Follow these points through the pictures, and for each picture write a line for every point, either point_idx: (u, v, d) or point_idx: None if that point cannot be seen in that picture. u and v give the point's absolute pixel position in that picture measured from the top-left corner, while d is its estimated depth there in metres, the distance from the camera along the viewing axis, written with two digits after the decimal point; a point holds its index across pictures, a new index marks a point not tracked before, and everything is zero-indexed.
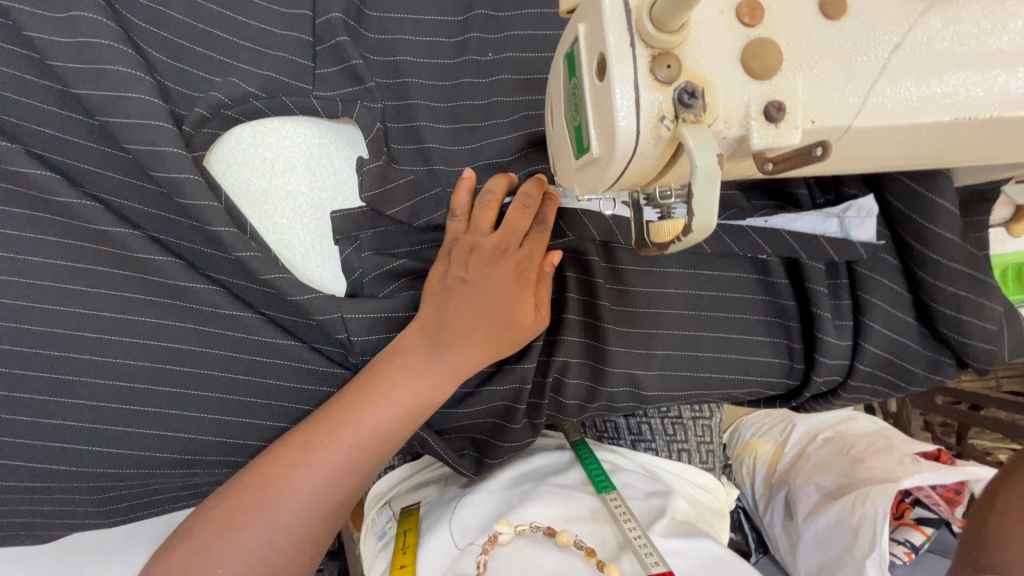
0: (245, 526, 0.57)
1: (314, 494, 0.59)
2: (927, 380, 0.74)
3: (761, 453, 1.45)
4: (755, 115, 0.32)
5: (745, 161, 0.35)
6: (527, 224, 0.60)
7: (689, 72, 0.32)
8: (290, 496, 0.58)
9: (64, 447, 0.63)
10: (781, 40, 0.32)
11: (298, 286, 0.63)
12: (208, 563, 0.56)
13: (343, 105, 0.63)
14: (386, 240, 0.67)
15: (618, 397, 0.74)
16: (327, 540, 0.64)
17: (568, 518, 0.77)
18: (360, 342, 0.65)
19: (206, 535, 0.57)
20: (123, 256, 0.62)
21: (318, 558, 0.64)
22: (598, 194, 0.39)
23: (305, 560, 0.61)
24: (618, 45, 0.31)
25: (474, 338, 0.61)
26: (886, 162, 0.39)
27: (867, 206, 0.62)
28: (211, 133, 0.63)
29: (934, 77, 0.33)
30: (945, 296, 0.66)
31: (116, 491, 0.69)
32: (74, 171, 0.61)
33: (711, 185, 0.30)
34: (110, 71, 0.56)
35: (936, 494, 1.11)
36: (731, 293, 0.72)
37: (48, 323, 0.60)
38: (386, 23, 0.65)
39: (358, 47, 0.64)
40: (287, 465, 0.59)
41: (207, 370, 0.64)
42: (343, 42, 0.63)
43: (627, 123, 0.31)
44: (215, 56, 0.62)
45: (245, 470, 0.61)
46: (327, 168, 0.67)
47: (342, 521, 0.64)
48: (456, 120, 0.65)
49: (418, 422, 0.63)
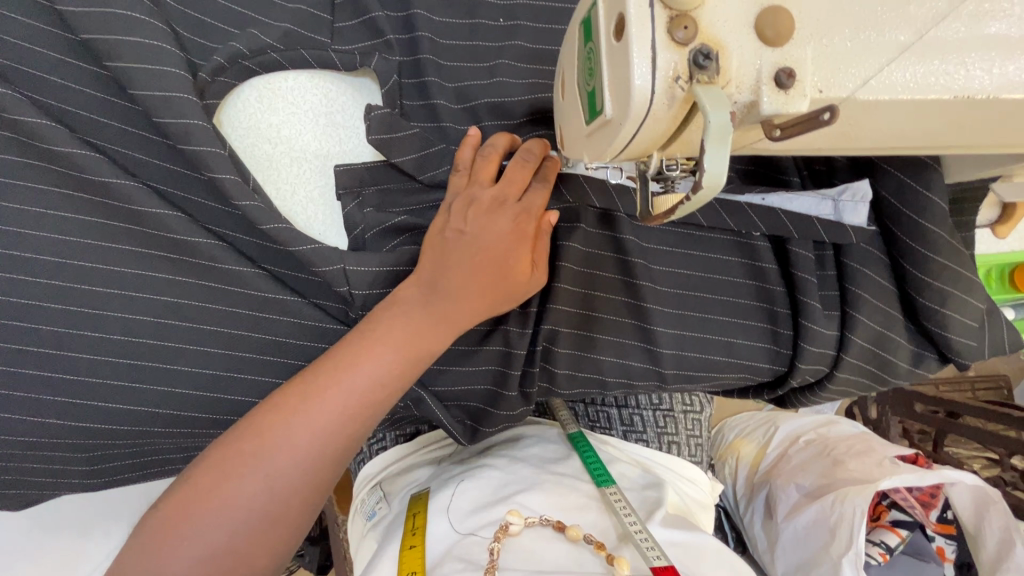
0: (242, 472, 0.57)
1: (313, 441, 0.58)
2: (909, 373, 0.76)
3: (743, 453, 1.50)
4: (766, 81, 0.33)
5: (752, 130, 0.36)
6: (526, 177, 0.61)
7: (705, 35, 0.32)
8: (287, 443, 0.58)
9: (54, 401, 0.62)
10: (794, 10, 0.33)
11: (300, 237, 0.62)
12: (207, 509, 0.56)
13: (361, 58, 0.65)
14: (388, 198, 0.68)
15: (606, 369, 0.75)
16: (325, 494, 0.63)
17: (572, 510, 0.79)
18: (361, 296, 0.65)
19: (206, 482, 0.57)
20: (123, 209, 0.61)
21: (318, 512, 0.64)
22: (607, 159, 0.40)
23: (303, 512, 0.60)
24: (638, 5, 0.32)
25: (473, 289, 0.60)
26: (886, 140, 0.40)
27: (862, 190, 0.66)
28: (227, 82, 0.63)
29: (935, 56, 0.34)
30: (928, 289, 0.68)
31: (110, 451, 0.69)
32: (82, 122, 0.60)
33: (724, 142, 0.31)
34: (118, 16, 0.56)
35: (913, 497, 1.15)
36: (720, 275, 0.73)
37: (47, 275, 0.60)
38: None
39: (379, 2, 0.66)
40: (285, 412, 0.58)
41: (209, 324, 0.64)
42: None
43: (643, 82, 0.32)
44: (233, 7, 0.63)
45: (243, 419, 0.61)
46: (335, 134, 0.68)
47: (337, 475, 0.63)
48: (462, 80, 0.66)
49: (416, 372, 0.62)
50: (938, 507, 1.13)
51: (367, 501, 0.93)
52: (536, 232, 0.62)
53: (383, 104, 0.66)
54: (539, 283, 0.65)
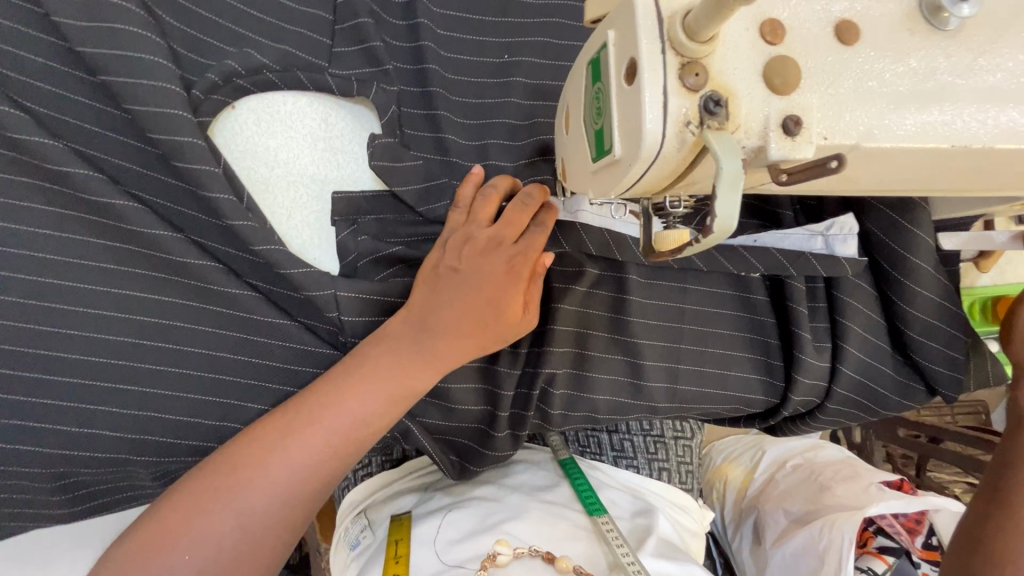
0: (214, 508, 0.54)
1: (290, 479, 0.56)
2: (899, 405, 0.77)
3: (731, 477, 1.49)
4: (774, 128, 0.33)
5: (759, 173, 0.37)
6: (524, 221, 0.60)
7: (716, 81, 0.33)
8: (264, 480, 0.55)
9: (24, 426, 0.59)
10: (800, 60, 0.34)
11: (291, 259, 0.60)
12: (176, 547, 0.53)
13: (359, 85, 0.65)
14: (386, 228, 0.67)
15: (600, 406, 0.74)
16: (301, 531, 0.61)
17: (563, 540, 0.77)
18: (351, 322, 0.64)
19: (175, 517, 0.54)
20: (112, 226, 0.60)
21: (290, 550, 0.61)
22: (612, 197, 0.40)
23: (275, 552, 0.58)
24: (650, 51, 0.32)
25: (463, 329, 0.59)
26: (883, 184, 0.41)
27: (849, 223, 0.67)
28: (220, 100, 0.62)
29: (934, 107, 0.35)
30: (916, 321, 0.70)
31: (81, 479, 0.65)
32: (71, 132, 0.59)
33: (735, 187, 0.31)
34: (111, 27, 0.55)
35: (899, 523, 1.16)
36: (711, 308, 0.74)
37: (26, 295, 0.58)
38: (410, 8, 0.67)
39: (380, 31, 0.66)
40: (263, 448, 0.56)
41: (196, 347, 0.62)
42: (365, 24, 0.65)
43: (654, 125, 0.33)
44: (231, 27, 0.63)
45: (217, 452, 0.58)
46: (333, 150, 0.67)
47: (314, 512, 0.61)
48: (461, 106, 0.66)
49: (402, 411, 0.61)
50: (923, 534, 1.14)
51: (350, 529, 0.89)
52: (529, 276, 0.61)
53: (383, 134, 0.65)
54: (530, 325, 0.63)
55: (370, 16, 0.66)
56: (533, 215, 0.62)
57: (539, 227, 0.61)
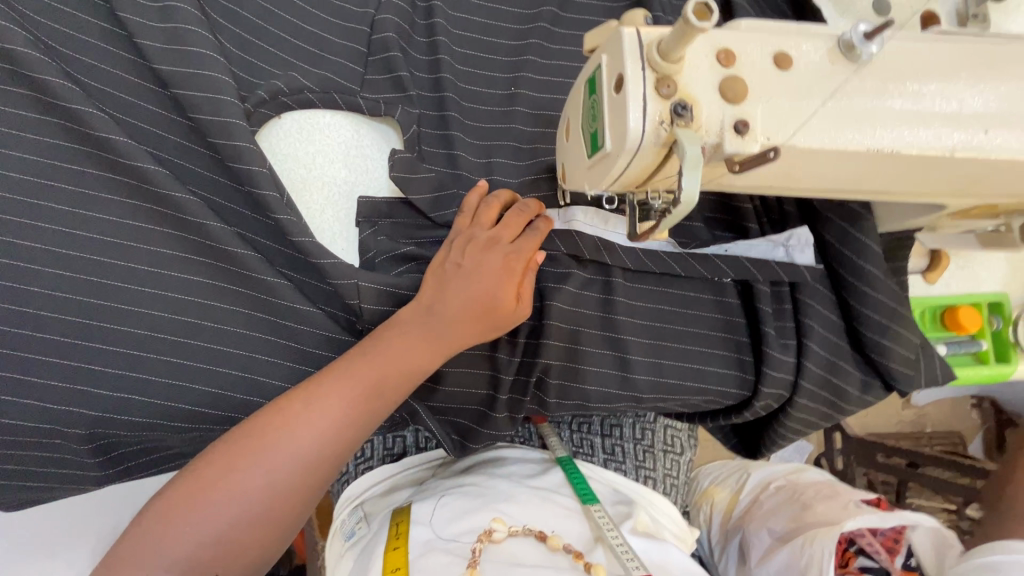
0: (242, 468, 0.61)
1: (309, 447, 0.63)
2: (860, 400, 0.85)
3: (718, 500, 1.55)
4: (728, 128, 0.44)
5: (718, 166, 0.47)
6: (520, 225, 0.70)
7: (683, 92, 0.43)
8: (286, 446, 0.62)
9: (76, 389, 0.66)
10: (748, 79, 0.45)
11: (324, 251, 0.69)
12: (207, 501, 0.59)
13: (385, 107, 0.75)
14: (401, 230, 0.76)
15: (591, 395, 0.81)
16: (314, 500, 0.67)
17: (554, 523, 0.82)
18: (370, 310, 0.71)
19: (207, 475, 0.61)
20: (169, 214, 0.68)
21: (303, 517, 0.67)
22: (604, 186, 0.50)
23: (290, 516, 0.64)
24: (633, 68, 0.43)
25: (463, 316, 0.67)
26: (820, 181, 0.52)
27: (805, 236, 0.78)
28: (266, 114, 0.72)
29: (851, 122, 0.46)
30: (872, 322, 0.79)
31: (116, 441, 0.71)
32: (141, 134, 0.68)
33: (697, 167, 0.41)
34: (183, 50, 0.65)
35: (878, 542, 1.19)
36: (690, 309, 0.82)
37: (90, 272, 0.65)
38: (432, 44, 0.78)
39: (407, 63, 0.77)
40: (287, 417, 0.63)
41: (233, 325, 0.70)
42: (395, 56, 0.75)
43: (637, 123, 0.43)
44: (281, 54, 0.74)
45: (246, 420, 0.65)
46: (363, 162, 0.77)
47: (331, 481, 0.67)
48: (476, 125, 0.78)
49: (408, 389, 0.69)
50: (903, 553, 1.17)
51: (345, 521, 0.94)
52: (523, 272, 0.69)
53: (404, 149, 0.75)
54: (522, 318, 0.70)
55: (400, 51, 0.76)
56: (530, 222, 0.72)
57: (532, 232, 0.70)
